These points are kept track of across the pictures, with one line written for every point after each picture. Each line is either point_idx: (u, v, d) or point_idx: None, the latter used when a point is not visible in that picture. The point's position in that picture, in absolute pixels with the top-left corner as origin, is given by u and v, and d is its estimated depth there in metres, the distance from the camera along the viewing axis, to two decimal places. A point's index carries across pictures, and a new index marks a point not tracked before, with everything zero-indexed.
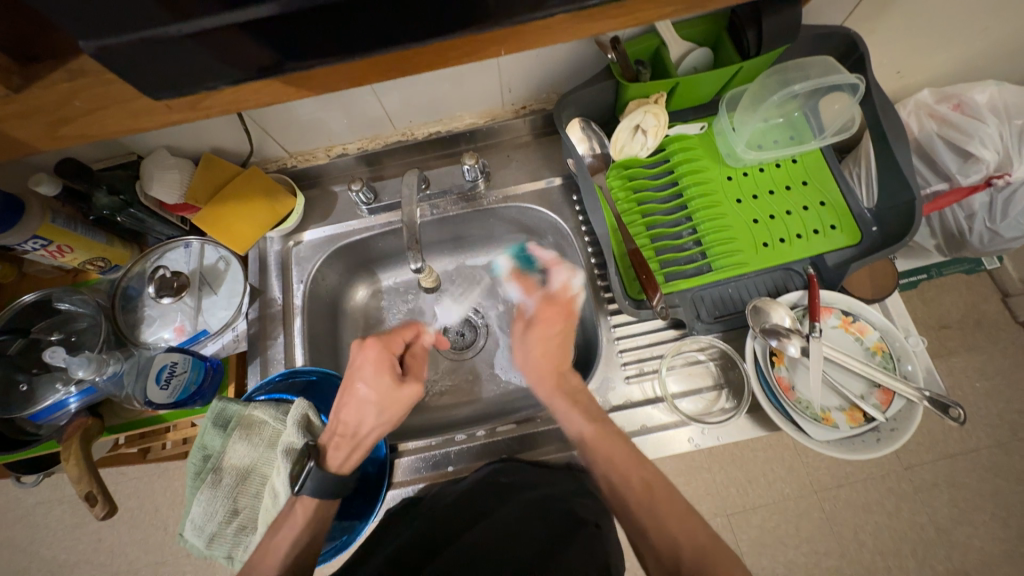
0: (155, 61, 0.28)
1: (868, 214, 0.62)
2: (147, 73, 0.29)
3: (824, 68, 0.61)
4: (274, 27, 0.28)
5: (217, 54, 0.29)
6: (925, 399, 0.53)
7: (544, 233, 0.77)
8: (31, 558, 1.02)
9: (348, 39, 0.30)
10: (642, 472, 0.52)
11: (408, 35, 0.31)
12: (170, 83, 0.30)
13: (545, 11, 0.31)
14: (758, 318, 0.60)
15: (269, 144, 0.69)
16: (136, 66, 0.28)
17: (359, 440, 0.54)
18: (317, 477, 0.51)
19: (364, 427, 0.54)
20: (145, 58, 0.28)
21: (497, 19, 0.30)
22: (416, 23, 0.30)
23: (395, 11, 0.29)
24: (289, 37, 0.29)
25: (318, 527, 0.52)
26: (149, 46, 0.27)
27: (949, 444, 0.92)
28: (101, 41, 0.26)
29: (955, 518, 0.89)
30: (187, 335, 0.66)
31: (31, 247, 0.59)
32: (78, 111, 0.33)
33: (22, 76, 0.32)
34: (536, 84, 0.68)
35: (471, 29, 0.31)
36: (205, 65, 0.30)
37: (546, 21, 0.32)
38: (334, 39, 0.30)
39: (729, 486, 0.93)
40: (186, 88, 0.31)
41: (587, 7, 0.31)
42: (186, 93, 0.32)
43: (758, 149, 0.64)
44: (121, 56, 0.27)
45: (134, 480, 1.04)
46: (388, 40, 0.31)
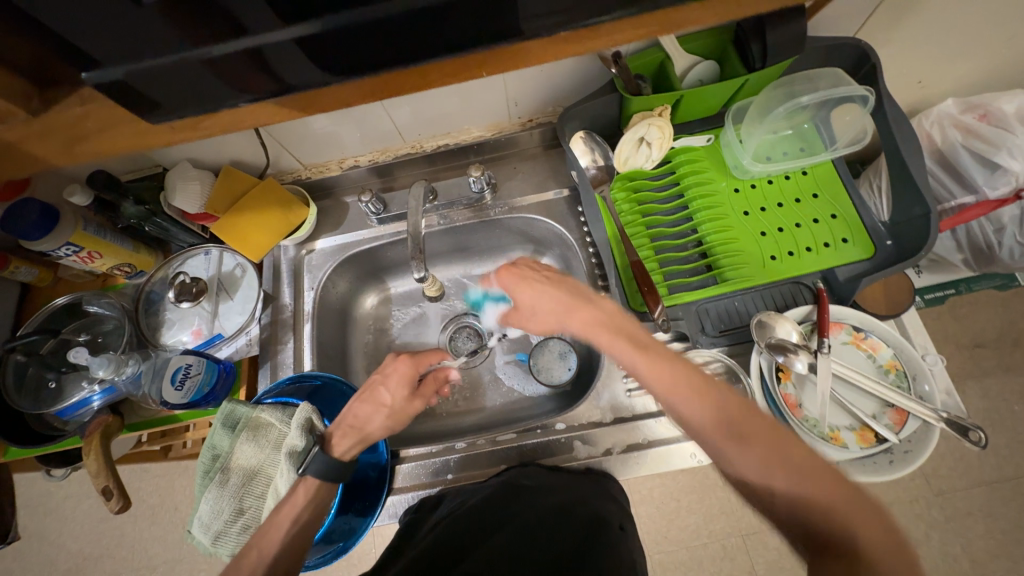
0: (163, 88, 0.31)
1: (883, 227, 0.60)
2: (149, 99, 0.31)
3: (833, 79, 0.61)
4: (274, 52, 0.30)
5: (214, 80, 0.31)
6: (943, 420, 0.51)
7: (550, 244, 0.78)
8: (59, 549, 1.07)
9: (343, 62, 0.32)
10: (702, 402, 0.42)
11: (400, 60, 0.32)
12: (172, 107, 0.32)
13: (531, 32, 0.32)
14: (763, 332, 0.58)
15: (284, 156, 0.72)
16: (140, 93, 0.30)
17: (363, 437, 0.56)
18: (318, 462, 0.53)
19: (371, 424, 0.56)
20: (149, 86, 0.30)
21: (489, 44, 0.32)
22: (407, 47, 0.31)
23: (385, 37, 0.30)
24: (283, 64, 0.31)
25: (307, 527, 0.51)
26: (161, 72, 0.29)
27: (983, 470, 0.87)
28: (124, 68, 0.29)
29: (990, 550, 0.84)
30: (203, 338, 0.69)
31: (64, 253, 0.63)
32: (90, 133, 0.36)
33: (41, 99, 0.34)
34: (541, 97, 0.69)
35: (461, 52, 0.32)
36: (203, 90, 0.32)
37: (535, 44, 0.33)
38: (330, 63, 0.31)
39: (744, 506, 0.90)
40: (186, 111, 0.33)
41: (573, 30, 0.32)
42: (185, 116, 0.34)
43: (765, 161, 0.63)
44: (135, 82, 0.30)
45: (155, 477, 1.08)
46: (382, 63, 0.32)
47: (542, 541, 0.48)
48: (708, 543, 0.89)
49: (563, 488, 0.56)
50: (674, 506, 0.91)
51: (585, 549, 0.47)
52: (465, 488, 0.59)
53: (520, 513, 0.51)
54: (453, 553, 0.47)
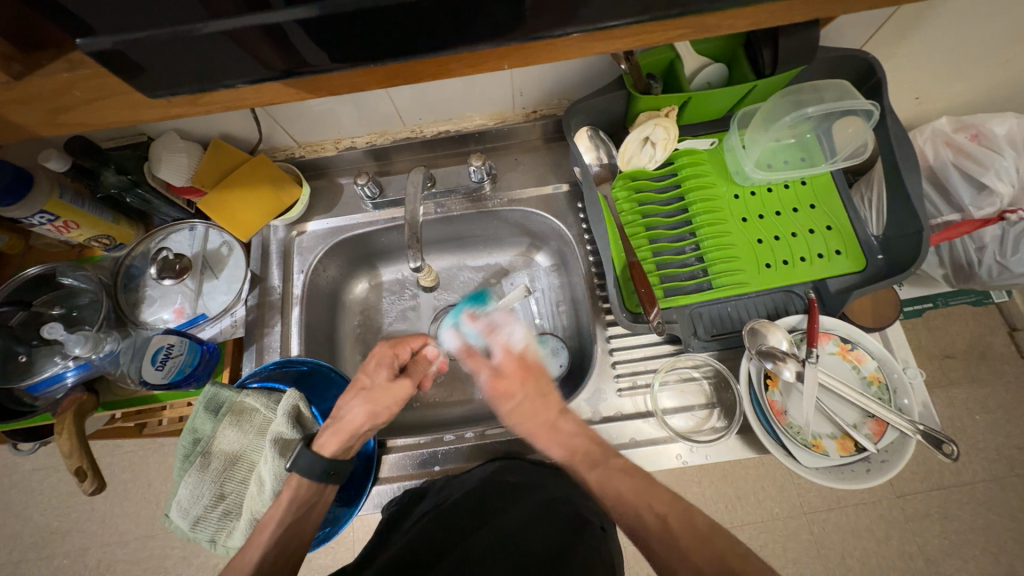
0: (159, 60, 0.29)
1: (875, 241, 0.61)
2: (142, 70, 0.29)
3: (839, 92, 0.61)
4: (277, 32, 0.28)
5: (212, 55, 0.29)
6: (920, 433, 0.52)
7: (547, 238, 0.77)
8: (24, 523, 1.04)
9: (352, 46, 0.30)
10: (652, 503, 0.47)
11: (412, 47, 0.31)
12: (167, 81, 0.31)
13: (549, 29, 0.31)
14: (755, 339, 0.59)
15: (278, 133, 0.69)
16: (132, 63, 0.28)
17: (344, 428, 0.53)
18: (304, 464, 0.52)
19: (350, 413, 0.54)
20: (142, 57, 0.28)
21: (506, 36, 0.31)
22: (421, 35, 0.30)
23: (400, 23, 0.29)
24: (289, 44, 0.29)
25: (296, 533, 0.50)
26: (156, 44, 0.27)
27: (944, 476, 0.91)
28: (114, 37, 0.27)
29: (945, 549, 0.88)
30: (186, 318, 0.66)
31: (38, 222, 0.60)
32: (76, 101, 0.33)
33: (22, 63, 0.32)
34: (547, 89, 0.67)
35: (477, 42, 0.31)
36: (200, 65, 0.30)
37: (555, 38, 0.32)
38: (340, 48, 0.30)
39: (718, 502, 0.92)
40: (182, 86, 0.31)
41: (592, 28, 0.31)
42: (182, 90, 0.32)
43: (767, 169, 0.64)
44: (126, 53, 0.28)
45: (130, 453, 1.05)
46: (391, 50, 0.31)
47: (528, 538, 0.47)
48: None
49: (550, 486, 0.56)
50: None
51: (565, 541, 0.47)
52: (454, 478, 0.59)
53: (507, 511, 0.51)
54: (439, 546, 0.47)
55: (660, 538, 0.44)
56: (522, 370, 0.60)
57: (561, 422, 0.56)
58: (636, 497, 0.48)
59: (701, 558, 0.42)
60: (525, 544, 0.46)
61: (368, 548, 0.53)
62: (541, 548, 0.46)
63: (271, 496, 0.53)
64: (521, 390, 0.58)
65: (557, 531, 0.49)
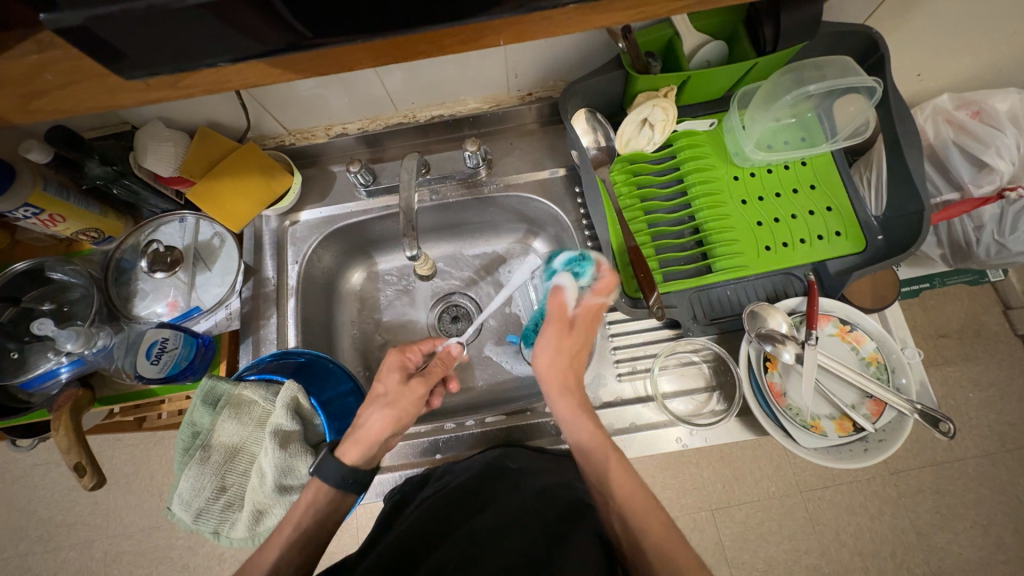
0: (131, 38, 0.27)
1: (875, 221, 0.61)
2: (114, 49, 0.27)
3: (842, 68, 0.59)
4: (258, 6, 0.26)
5: (189, 32, 0.27)
6: (917, 412, 0.52)
7: (544, 224, 0.76)
8: (27, 517, 1.05)
9: (337, 22, 0.28)
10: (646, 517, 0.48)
11: (403, 22, 0.29)
12: (142, 61, 0.29)
13: (546, 2, 0.29)
14: (755, 322, 0.59)
15: (266, 120, 0.67)
16: (104, 42, 0.27)
17: (368, 438, 0.53)
18: (326, 473, 0.52)
19: (369, 421, 0.54)
20: (113, 35, 0.26)
21: (500, 9, 0.29)
22: (411, 8, 0.28)
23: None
24: (272, 19, 0.27)
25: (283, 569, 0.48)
26: (134, 19, 0.26)
27: (936, 452, 0.92)
28: (91, 11, 0.25)
29: (936, 523, 0.90)
30: (180, 311, 0.65)
31: (23, 215, 0.58)
32: (51, 86, 0.32)
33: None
34: (543, 69, 0.65)
35: (471, 15, 0.29)
36: (176, 42, 0.28)
37: (551, 10, 0.30)
38: (323, 25, 0.28)
39: (715, 481, 0.94)
40: (161, 66, 0.30)
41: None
42: (160, 71, 0.30)
43: (767, 150, 0.63)
44: (101, 29, 0.26)
45: (130, 446, 1.06)
46: (380, 22, 0.29)
47: (528, 519, 0.48)
48: (681, 515, 0.93)
49: (549, 472, 0.57)
50: (650, 481, 0.94)
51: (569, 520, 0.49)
52: (453, 464, 0.60)
53: (505, 495, 0.52)
54: (440, 534, 0.48)
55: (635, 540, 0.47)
56: (590, 323, 0.60)
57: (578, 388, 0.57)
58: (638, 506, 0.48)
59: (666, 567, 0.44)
60: (525, 531, 0.47)
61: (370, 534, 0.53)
62: (541, 536, 0.46)
63: (275, 487, 0.53)
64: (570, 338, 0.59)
65: (557, 518, 0.49)
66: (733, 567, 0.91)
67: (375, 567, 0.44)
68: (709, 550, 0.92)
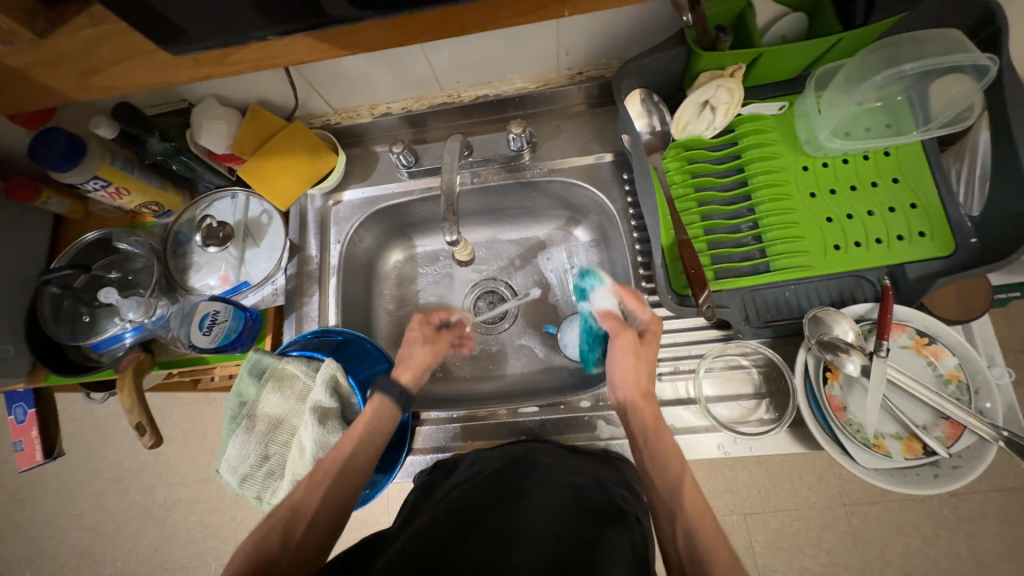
0: (181, 11, 0.26)
1: (969, 222, 0.54)
2: (166, 23, 0.27)
3: (946, 45, 0.52)
4: None
5: (240, 6, 0.27)
6: (1003, 439, 0.46)
7: (588, 212, 0.73)
8: (100, 460, 1.16)
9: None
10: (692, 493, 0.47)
11: None
12: (191, 36, 0.28)
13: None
14: (817, 328, 0.54)
15: (314, 98, 0.67)
16: (155, 15, 0.26)
17: (410, 369, 0.61)
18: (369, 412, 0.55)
19: (415, 352, 0.62)
20: (162, 8, 0.26)
21: None
22: None
23: None
24: None
25: (352, 487, 0.50)
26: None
27: (1009, 478, 0.83)
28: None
29: (1000, 553, 0.82)
30: (231, 284, 0.68)
31: (93, 187, 0.62)
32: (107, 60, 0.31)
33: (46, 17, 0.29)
34: (597, 46, 0.61)
35: None
36: (223, 15, 0.27)
37: None
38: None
39: (751, 486, 0.90)
40: (203, 40, 0.29)
41: None
42: (204, 46, 0.29)
43: (845, 137, 0.56)
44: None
45: (187, 405, 1.14)
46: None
47: (558, 517, 0.47)
48: None
49: (581, 471, 0.55)
50: None
51: (606, 520, 0.47)
52: (483, 453, 0.59)
53: (530, 489, 0.51)
54: (467, 516, 0.48)
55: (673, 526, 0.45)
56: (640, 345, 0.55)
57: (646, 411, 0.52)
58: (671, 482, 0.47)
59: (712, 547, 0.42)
60: (552, 525, 0.46)
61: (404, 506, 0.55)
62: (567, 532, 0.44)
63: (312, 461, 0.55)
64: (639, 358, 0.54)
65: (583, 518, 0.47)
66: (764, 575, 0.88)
67: (409, 539, 0.45)
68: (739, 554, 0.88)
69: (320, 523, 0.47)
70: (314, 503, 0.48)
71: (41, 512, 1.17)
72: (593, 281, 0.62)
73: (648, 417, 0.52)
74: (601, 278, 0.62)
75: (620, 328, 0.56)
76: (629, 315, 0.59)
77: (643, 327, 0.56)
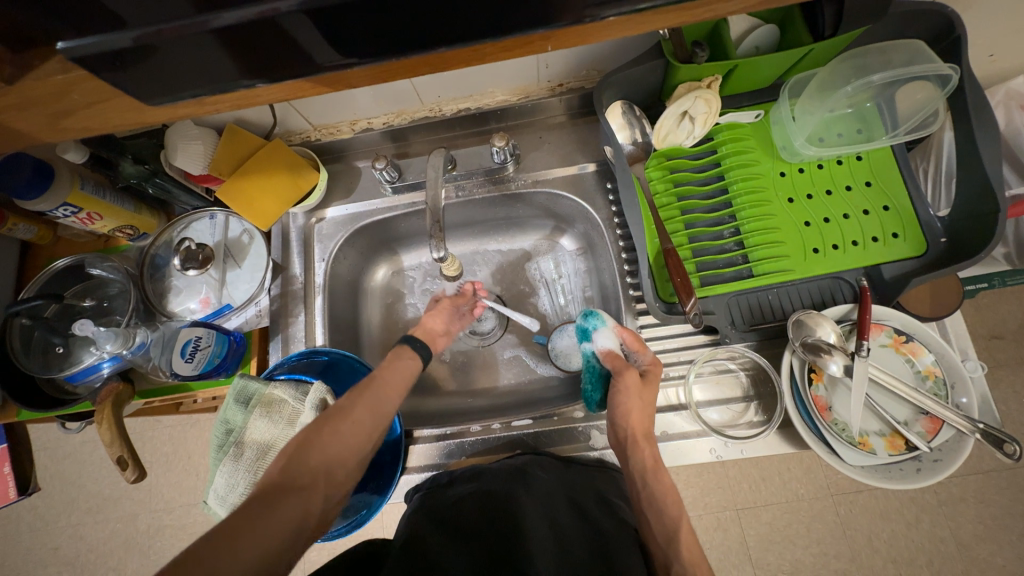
0: (154, 63, 0.26)
1: (939, 223, 0.56)
2: (140, 73, 0.26)
3: (910, 54, 0.54)
4: (279, 24, 0.25)
5: (216, 55, 0.26)
6: (979, 432, 0.48)
7: (573, 221, 0.73)
8: (78, 490, 1.11)
9: (364, 41, 0.26)
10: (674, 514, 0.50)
11: (431, 39, 0.27)
12: (167, 85, 0.28)
13: (599, 11, 0.26)
14: (800, 331, 0.55)
15: (292, 116, 0.66)
16: (128, 66, 0.26)
17: (430, 336, 0.64)
18: (391, 370, 0.55)
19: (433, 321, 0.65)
20: (134, 60, 0.25)
21: (538, 22, 0.26)
22: (441, 23, 0.26)
23: (417, 9, 0.25)
24: (299, 41, 0.26)
25: (389, 406, 0.51)
26: (173, 40, 0.24)
27: (984, 461, 0.87)
28: (136, 31, 0.24)
29: (978, 534, 0.85)
30: (212, 308, 0.66)
31: (63, 214, 0.60)
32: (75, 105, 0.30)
33: (16, 64, 0.28)
34: (575, 60, 0.62)
35: (506, 30, 0.27)
36: (197, 65, 0.27)
37: (594, 22, 0.28)
38: (350, 45, 0.27)
39: (742, 481, 0.91)
40: (177, 90, 0.28)
41: (643, 8, 0.26)
42: (179, 94, 0.29)
43: (819, 144, 0.58)
44: (142, 50, 0.25)
45: (169, 428, 1.11)
46: (410, 41, 0.27)
47: (569, 546, 0.49)
48: (705, 514, 0.92)
49: (576, 483, 0.56)
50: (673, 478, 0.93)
51: (615, 542, 0.50)
52: (481, 465, 0.59)
53: (522, 498, 0.52)
54: (471, 528, 0.51)
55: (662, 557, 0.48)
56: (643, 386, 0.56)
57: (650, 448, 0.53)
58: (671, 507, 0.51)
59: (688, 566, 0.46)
60: (550, 548, 0.48)
61: (415, 504, 0.56)
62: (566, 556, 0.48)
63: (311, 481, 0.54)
64: (643, 400, 0.55)
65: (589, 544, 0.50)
66: (757, 568, 0.89)
67: (407, 547, 0.47)
68: (732, 549, 0.90)
69: (360, 431, 0.48)
70: (357, 411, 0.49)
71: (16, 548, 1.12)
72: (595, 322, 0.62)
73: (649, 460, 0.53)
74: (603, 319, 0.62)
75: (623, 369, 0.57)
76: (630, 355, 0.60)
77: (645, 368, 0.57)
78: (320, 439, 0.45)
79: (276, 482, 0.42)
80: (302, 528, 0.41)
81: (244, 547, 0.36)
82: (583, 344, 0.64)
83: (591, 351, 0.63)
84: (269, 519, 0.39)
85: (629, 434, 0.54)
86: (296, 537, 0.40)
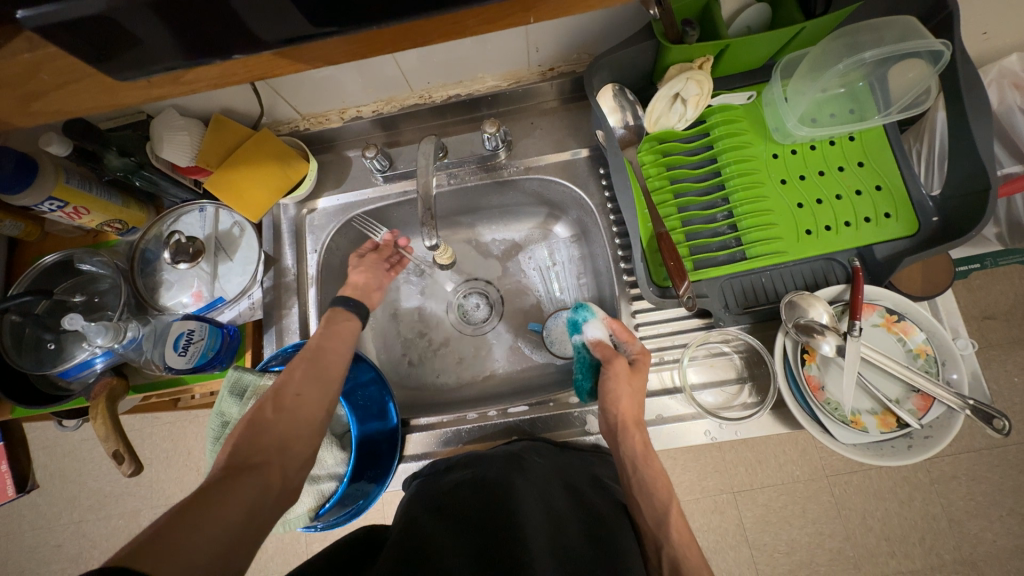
0: (129, 40, 0.25)
1: (931, 202, 0.56)
2: (116, 50, 0.25)
3: (901, 31, 0.53)
4: None
5: (192, 28, 0.25)
6: (968, 408, 0.49)
7: (567, 207, 0.73)
8: (79, 487, 1.12)
9: (345, 11, 0.26)
10: (665, 497, 0.52)
11: (413, 7, 0.26)
12: (142, 61, 0.27)
13: None
14: (792, 312, 0.55)
15: (280, 104, 0.66)
16: (101, 43, 0.25)
17: (363, 291, 0.65)
18: (335, 339, 0.55)
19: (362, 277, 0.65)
20: (106, 35, 0.24)
21: None
22: None
23: None
24: (277, 11, 0.25)
25: (334, 373, 0.52)
26: (148, 13, 0.24)
27: (976, 439, 0.88)
28: None
29: (969, 510, 0.87)
30: (205, 301, 0.65)
31: (49, 208, 0.59)
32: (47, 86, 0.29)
33: None
34: (566, 42, 0.61)
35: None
36: (173, 40, 0.26)
37: None
38: (330, 15, 0.26)
39: (738, 464, 0.92)
40: (151, 67, 0.27)
41: None
42: (155, 72, 0.28)
43: (811, 124, 0.58)
44: (118, 23, 0.24)
45: (168, 424, 1.11)
46: (391, 10, 0.26)
47: (564, 527, 0.50)
48: (701, 497, 0.93)
49: (575, 467, 0.57)
50: (670, 463, 0.94)
51: (611, 527, 0.51)
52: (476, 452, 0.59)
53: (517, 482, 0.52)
54: (468, 512, 0.51)
55: (656, 542, 0.50)
56: (632, 372, 0.56)
57: (637, 431, 0.54)
58: (665, 493, 0.52)
59: (679, 552, 0.48)
60: (551, 533, 0.49)
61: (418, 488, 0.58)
62: (566, 542, 0.48)
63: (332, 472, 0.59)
64: (632, 386, 0.55)
65: (588, 531, 0.50)
66: (753, 548, 0.91)
67: (405, 535, 0.48)
68: (729, 531, 0.91)
69: (308, 402, 0.49)
70: (299, 382, 0.49)
71: (19, 545, 1.12)
72: (585, 314, 0.63)
73: (639, 445, 0.53)
74: (593, 311, 0.63)
75: (611, 357, 0.58)
76: (619, 346, 0.61)
77: (634, 356, 0.58)
78: (268, 411, 0.46)
79: (230, 463, 0.42)
80: (266, 497, 0.41)
81: (211, 524, 0.36)
82: (573, 336, 0.64)
83: (581, 343, 0.63)
84: (231, 495, 0.39)
85: (619, 420, 0.54)
86: (262, 505, 0.41)
